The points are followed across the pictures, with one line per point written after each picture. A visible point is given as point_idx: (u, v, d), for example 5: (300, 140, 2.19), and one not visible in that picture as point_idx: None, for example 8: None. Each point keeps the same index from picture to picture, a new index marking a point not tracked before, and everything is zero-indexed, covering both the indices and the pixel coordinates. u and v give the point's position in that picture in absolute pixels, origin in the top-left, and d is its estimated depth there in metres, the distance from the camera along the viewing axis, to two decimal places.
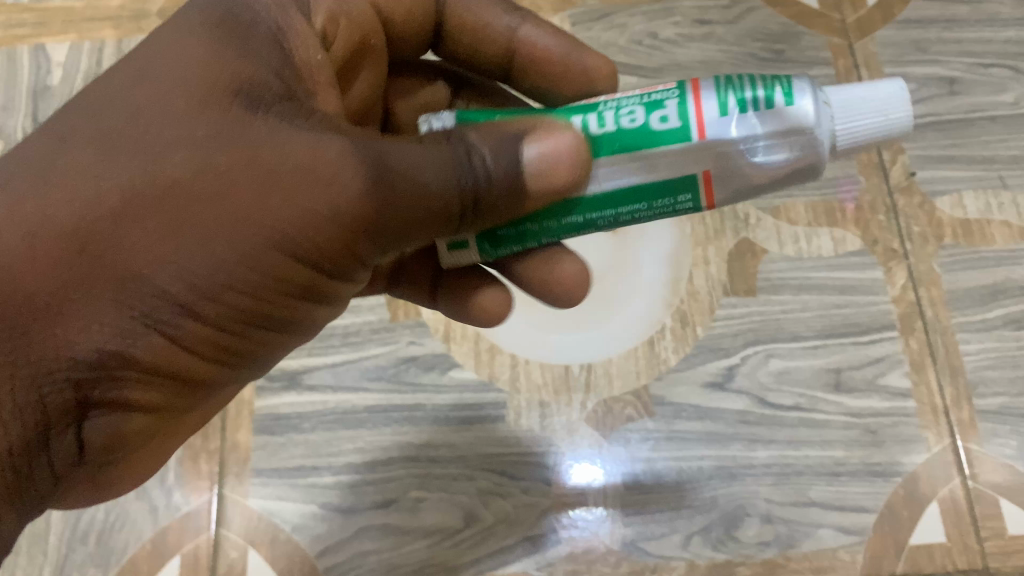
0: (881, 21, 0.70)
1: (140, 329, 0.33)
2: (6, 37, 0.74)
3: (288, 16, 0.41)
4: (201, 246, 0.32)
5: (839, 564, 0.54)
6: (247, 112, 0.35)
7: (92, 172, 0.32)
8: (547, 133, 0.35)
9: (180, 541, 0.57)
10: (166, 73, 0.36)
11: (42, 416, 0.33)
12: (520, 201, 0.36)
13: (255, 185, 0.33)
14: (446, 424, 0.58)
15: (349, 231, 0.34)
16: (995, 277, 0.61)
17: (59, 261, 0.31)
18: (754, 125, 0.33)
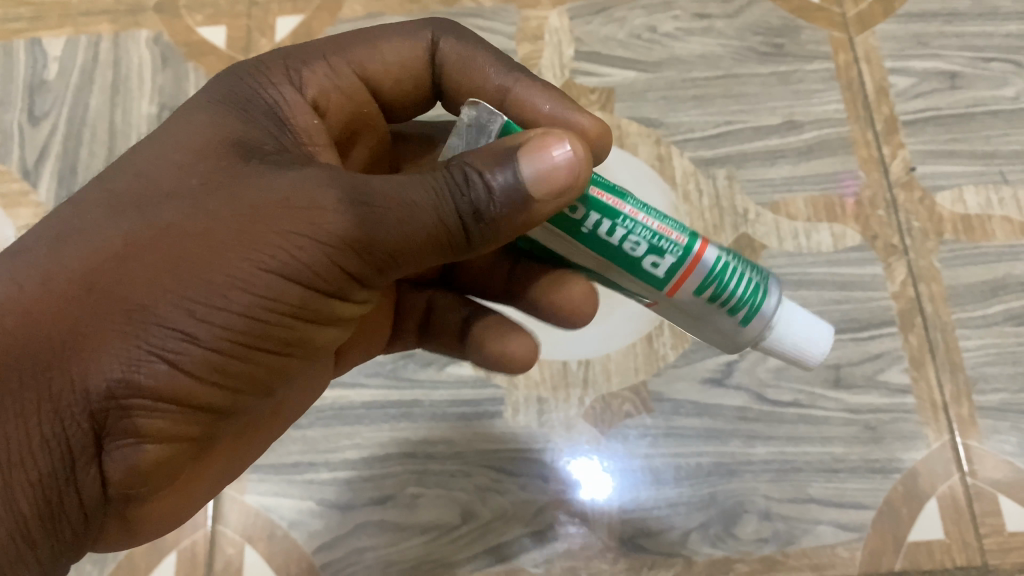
0: (882, 15, 0.70)
1: (143, 355, 0.31)
2: (3, 32, 0.74)
3: (280, 88, 0.41)
4: (199, 276, 0.32)
5: (838, 561, 0.54)
6: (243, 159, 0.35)
7: (99, 225, 0.33)
8: (542, 146, 0.33)
9: (177, 538, 0.56)
10: (174, 138, 0.37)
11: (67, 452, 0.33)
12: (525, 210, 0.33)
13: (246, 214, 0.33)
14: (444, 420, 0.58)
15: (342, 250, 0.33)
16: (996, 273, 0.60)
17: (71, 305, 0.31)
18: (712, 312, 0.38)
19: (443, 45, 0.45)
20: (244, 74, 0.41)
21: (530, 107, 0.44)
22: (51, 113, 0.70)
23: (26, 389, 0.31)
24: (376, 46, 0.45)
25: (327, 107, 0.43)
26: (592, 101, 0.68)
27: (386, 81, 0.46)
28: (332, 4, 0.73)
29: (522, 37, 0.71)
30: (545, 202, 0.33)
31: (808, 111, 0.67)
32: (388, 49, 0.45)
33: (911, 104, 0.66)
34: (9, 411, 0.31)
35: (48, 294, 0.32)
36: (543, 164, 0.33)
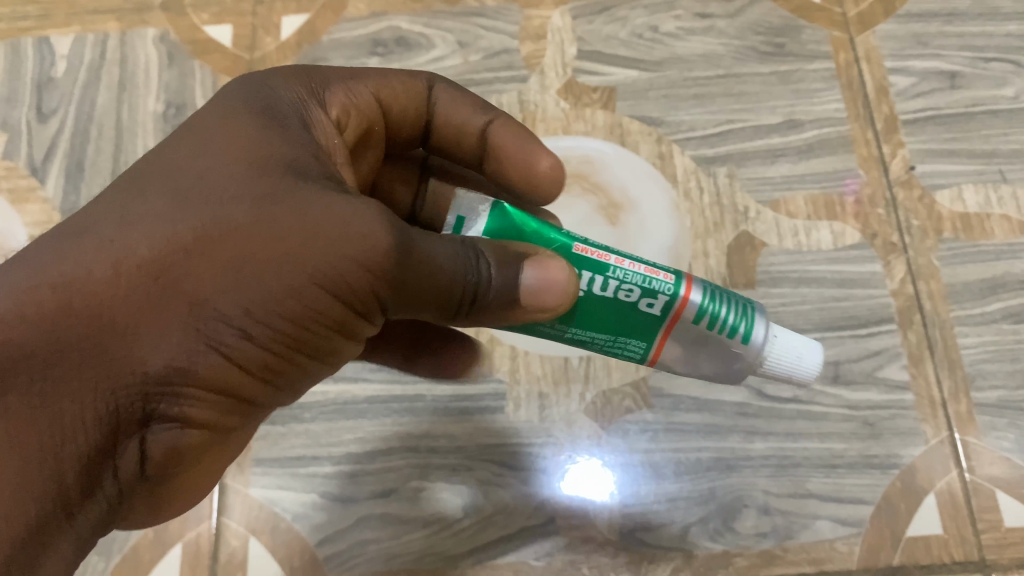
0: (883, 15, 0.70)
1: (202, 348, 0.33)
2: (12, 30, 0.75)
3: (311, 109, 0.43)
4: (257, 281, 0.33)
5: (837, 555, 0.54)
6: (299, 176, 0.36)
7: (159, 216, 0.34)
8: (546, 261, 0.37)
9: (182, 530, 0.57)
10: (227, 140, 0.38)
11: (112, 431, 0.34)
12: (511, 305, 0.38)
13: (303, 229, 0.34)
14: (445, 415, 0.59)
15: (383, 281, 0.35)
16: (995, 270, 0.61)
17: (135, 291, 0.32)
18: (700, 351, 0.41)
19: (440, 92, 0.50)
20: (279, 92, 0.42)
21: (505, 137, 0.49)
22: (59, 110, 0.71)
23: (84, 370, 0.32)
24: (388, 83, 0.48)
25: (345, 124, 0.45)
26: (594, 100, 0.69)
27: (393, 107, 0.48)
28: (337, 3, 0.74)
29: (525, 36, 0.71)
30: (528, 307, 0.38)
31: (809, 110, 0.67)
32: (396, 84, 0.48)
33: (911, 104, 0.67)
34: (65, 390, 0.32)
35: (111, 275, 0.32)
36: (544, 272, 0.36)
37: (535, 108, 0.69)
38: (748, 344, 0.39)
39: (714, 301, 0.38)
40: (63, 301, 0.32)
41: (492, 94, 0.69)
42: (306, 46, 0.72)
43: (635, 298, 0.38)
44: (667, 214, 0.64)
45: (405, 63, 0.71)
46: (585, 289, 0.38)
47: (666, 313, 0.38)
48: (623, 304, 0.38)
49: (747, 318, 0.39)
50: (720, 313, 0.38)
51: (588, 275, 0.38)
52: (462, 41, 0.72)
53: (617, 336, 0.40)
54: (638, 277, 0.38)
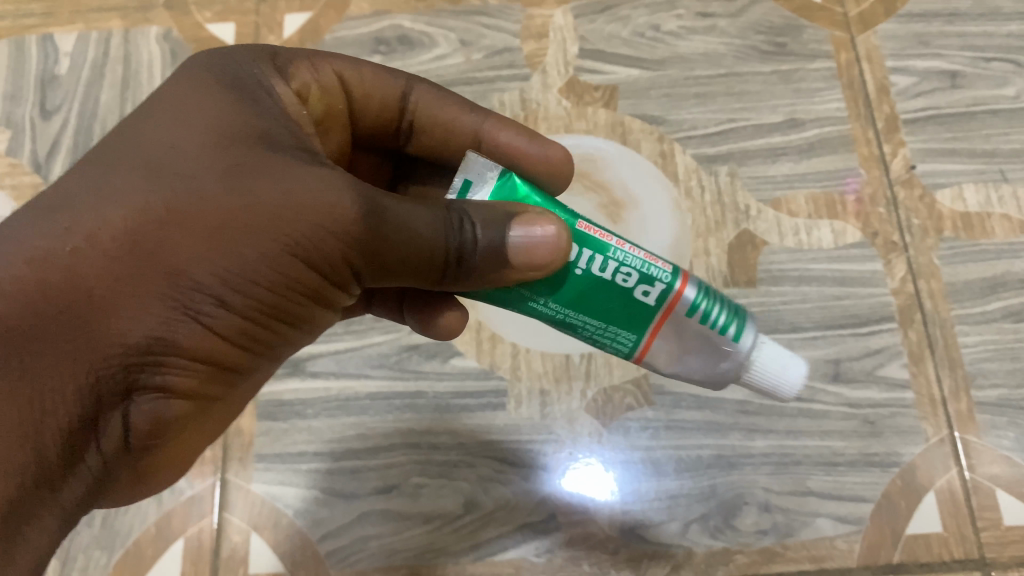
0: (884, 15, 0.70)
1: (180, 317, 0.34)
2: (16, 28, 0.75)
3: (272, 80, 0.42)
4: (232, 250, 0.34)
5: (837, 553, 0.55)
6: (268, 147, 0.37)
7: (132, 189, 0.34)
8: (533, 220, 0.36)
9: (184, 525, 0.57)
10: (195, 112, 0.38)
11: (94, 402, 0.34)
12: (502, 268, 0.37)
13: (275, 199, 0.35)
14: (447, 412, 0.59)
15: (356, 249, 0.36)
16: (995, 269, 0.61)
17: (109, 263, 0.33)
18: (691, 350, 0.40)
19: (419, 89, 0.49)
20: (246, 65, 0.42)
21: (503, 137, 0.49)
22: (62, 108, 0.71)
23: (64, 341, 0.32)
24: (360, 74, 0.48)
25: (308, 96, 0.45)
26: (596, 98, 0.69)
27: (356, 93, 0.48)
28: (339, 2, 0.74)
29: (527, 35, 0.72)
30: (519, 268, 0.37)
31: (810, 110, 0.67)
32: (366, 70, 0.48)
33: (912, 103, 0.67)
34: (46, 360, 0.32)
35: (86, 249, 0.33)
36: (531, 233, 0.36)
37: (537, 106, 0.69)
38: (737, 345, 0.39)
39: (706, 297, 0.38)
40: (39, 276, 0.32)
41: (494, 93, 0.70)
42: (308, 45, 0.73)
43: (632, 283, 0.38)
44: (668, 213, 0.64)
45: (407, 62, 0.71)
46: (583, 267, 0.37)
47: (659, 304, 0.38)
48: (619, 288, 0.38)
49: (738, 319, 0.39)
50: (711, 309, 0.38)
51: (587, 253, 0.37)
52: (464, 40, 0.72)
53: (608, 324, 0.39)
54: (638, 261, 0.37)
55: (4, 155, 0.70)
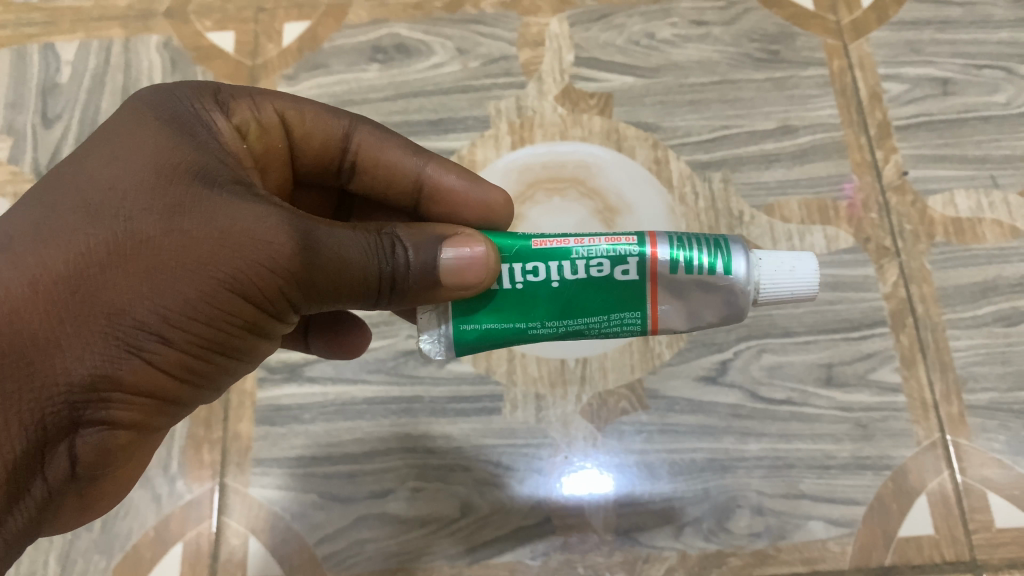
0: (876, 22, 0.71)
1: (123, 354, 0.34)
2: (17, 36, 0.76)
3: (209, 111, 0.43)
4: (171, 288, 0.35)
5: (829, 555, 0.55)
6: (207, 183, 0.37)
7: (71, 232, 0.35)
8: (464, 241, 0.38)
9: (183, 529, 0.58)
10: (134, 149, 0.38)
11: (40, 435, 0.35)
12: (435, 289, 0.38)
13: (211, 237, 0.35)
14: (443, 416, 0.60)
15: (291, 283, 0.36)
16: (986, 274, 0.61)
17: (54, 307, 0.34)
18: (694, 306, 0.39)
19: (361, 131, 0.50)
20: (186, 100, 0.42)
21: (445, 178, 0.50)
22: (63, 116, 0.72)
23: (9, 382, 0.33)
24: (301, 115, 0.48)
25: (248, 133, 0.45)
26: (592, 105, 0.70)
27: (297, 132, 0.48)
28: (337, 10, 0.75)
29: (523, 43, 0.73)
30: (451, 288, 0.38)
31: (803, 116, 0.68)
32: (309, 110, 0.48)
33: (903, 110, 0.68)
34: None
35: (29, 292, 0.33)
36: (463, 254, 0.37)
37: (533, 114, 0.69)
38: (733, 277, 0.38)
39: (682, 247, 0.38)
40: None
41: (490, 101, 0.70)
42: (307, 53, 0.73)
43: (607, 270, 0.38)
44: (661, 218, 0.65)
45: (404, 70, 0.72)
46: (558, 279, 0.39)
47: (644, 274, 0.38)
48: (598, 280, 0.38)
49: (723, 251, 0.38)
50: (691, 254, 0.38)
51: (555, 266, 0.39)
52: (462, 48, 0.73)
53: (610, 313, 0.39)
54: (602, 248, 0.38)
55: (6, 163, 0.70)
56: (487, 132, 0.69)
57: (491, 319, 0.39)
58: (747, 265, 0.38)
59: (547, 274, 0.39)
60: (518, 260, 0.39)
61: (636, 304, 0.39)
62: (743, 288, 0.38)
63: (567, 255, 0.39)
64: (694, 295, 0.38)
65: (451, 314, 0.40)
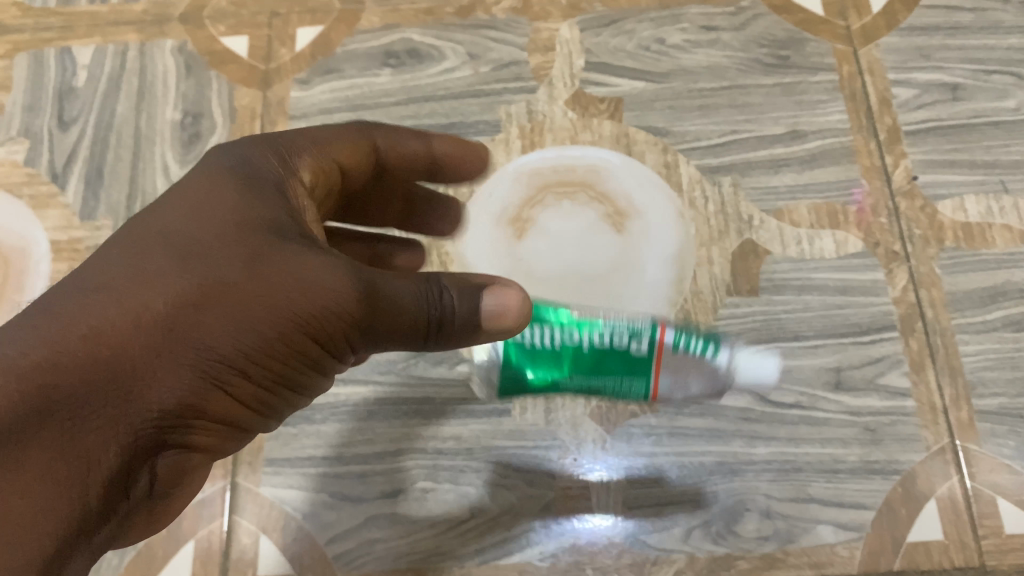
0: (885, 28, 0.71)
1: (208, 387, 0.35)
2: (34, 41, 0.77)
3: (271, 161, 0.43)
4: (252, 328, 0.36)
5: (838, 559, 0.55)
6: (282, 236, 0.38)
7: (163, 273, 0.35)
8: (501, 288, 0.39)
9: (195, 528, 0.58)
10: (217, 200, 0.39)
11: (131, 457, 0.34)
12: (471, 332, 0.39)
13: (287, 282, 0.36)
14: (453, 417, 0.60)
15: (355, 328, 0.37)
16: (995, 279, 0.61)
17: (149, 340, 0.34)
18: (686, 382, 0.46)
19: (370, 133, 0.51)
20: (250, 152, 0.43)
21: (453, 149, 0.54)
22: (79, 119, 0.73)
23: (107, 409, 0.33)
24: (327, 143, 0.47)
25: (314, 182, 0.45)
26: (602, 110, 0.70)
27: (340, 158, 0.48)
28: (350, 15, 0.76)
29: (534, 48, 0.73)
30: (488, 330, 0.40)
31: (812, 121, 0.68)
32: (330, 132, 0.48)
33: (913, 115, 0.68)
34: (91, 425, 0.33)
35: (127, 327, 0.34)
36: (501, 297, 0.39)
37: (543, 118, 0.70)
38: (719, 365, 0.45)
39: (684, 334, 0.45)
40: (84, 349, 0.33)
41: (501, 104, 0.71)
42: (320, 57, 0.74)
43: (626, 342, 0.44)
44: (671, 222, 0.65)
45: (416, 75, 0.73)
46: (586, 345, 0.45)
47: (654, 351, 0.44)
48: (619, 348, 0.44)
49: (714, 342, 0.45)
50: (692, 341, 0.45)
51: (585, 333, 0.45)
52: (473, 53, 0.73)
53: (622, 377, 0.45)
54: (625, 322, 0.44)
55: (23, 166, 0.71)
56: (498, 136, 0.70)
57: (528, 365, 0.47)
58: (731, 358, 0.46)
59: (577, 339, 0.45)
60: (558, 326, 0.45)
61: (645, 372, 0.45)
62: (733, 373, 0.46)
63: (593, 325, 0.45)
64: (691, 376, 0.46)
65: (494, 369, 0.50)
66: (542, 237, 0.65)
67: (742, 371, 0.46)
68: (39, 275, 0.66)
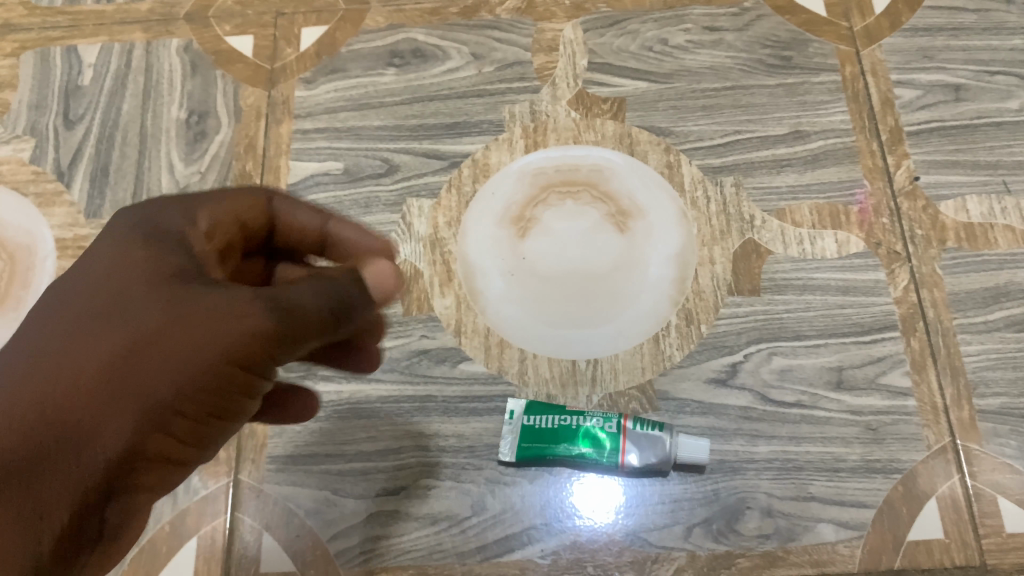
0: (889, 29, 0.72)
1: (146, 430, 0.36)
2: (41, 39, 0.77)
3: (168, 218, 0.42)
4: (179, 369, 0.37)
5: (838, 558, 0.55)
6: (189, 279, 0.39)
7: (93, 332, 0.37)
8: (376, 265, 0.42)
9: (199, 524, 0.59)
10: (131, 252, 0.40)
11: (83, 509, 0.36)
12: (363, 307, 0.41)
13: (203, 320, 0.37)
14: (455, 415, 0.60)
15: (272, 346, 0.38)
16: (998, 280, 0.62)
17: (89, 395, 0.35)
18: (642, 458, 0.57)
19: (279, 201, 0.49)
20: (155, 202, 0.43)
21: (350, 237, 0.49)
22: (85, 117, 0.73)
23: (58, 464, 0.35)
24: (231, 200, 0.46)
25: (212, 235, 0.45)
26: (605, 110, 0.70)
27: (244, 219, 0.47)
28: (355, 15, 0.76)
29: (538, 49, 0.73)
30: (374, 301, 0.41)
31: (815, 122, 0.68)
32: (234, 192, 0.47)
33: (915, 116, 0.68)
34: (42, 481, 0.34)
35: (66, 387, 0.35)
36: (376, 273, 0.41)
37: (546, 118, 0.70)
38: (664, 439, 0.57)
39: (642, 421, 0.58)
40: (27, 414, 0.35)
41: (505, 104, 0.71)
42: (324, 57, 0.75)
43: (601, 424, 0.58)
44: (674, 221, 0.65)
45: (420, 74, 0.73)
46: (574, 427, 0.58)
47: (619, 429, 0.57)
48: (597, 430, 0.58)
49: (661, 425, 0.58)
50: (646, 421, 0.58)
51: (576, 417, 0.58)
52: (477, 53, 0.74)
53: (598, 453, 0.57)
54: (599, 412, 0.59)
55: (28, 164, 0.72)
56: (502, 135, 0.70)
57: (533, 438, 0.58)
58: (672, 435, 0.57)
59: (569, 421, 0.58)
60: (558, 413, 0.59)
61: (614, 447, 0.57)
62: (674, 447, 0.57)
63: (589, 423, 0.58)
64: (642, 447, 0.57)
65: (515, 439, 0.58)
66: (544, 235, 0.65)
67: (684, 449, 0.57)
68: (44, 272, 0.67)
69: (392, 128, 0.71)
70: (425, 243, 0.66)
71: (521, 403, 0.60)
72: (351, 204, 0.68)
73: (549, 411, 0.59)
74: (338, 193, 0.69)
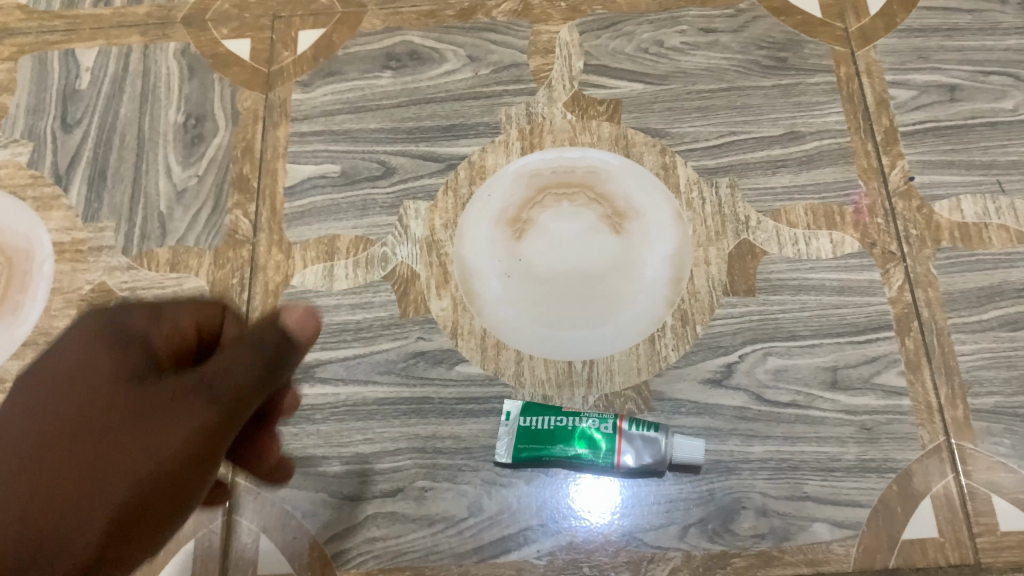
0: (884, 30, 0.72)
1: (108, 537, 0.36)
2: (38, 43, 0.78)
3: (122, 321, 0.42)
4: (136, 474, 0.37)
5: (833, 557, 0.55)
6: (141, 378, 0.39)
7: (51, 446, 0.37)
8: (289, 310, 0.42)
9: (197, 526, 0.59)
10: (86, 356, 0.40)
11: None
12: (285, 352, 0.42)
13: (157, 423, 0.38)
14: (451, 416, 0.61)
15: (219, 430, 0.39)
16: (992, 279, 0.62)
17: (49, 511, 0.35)
18: (637, 458, 0.57)
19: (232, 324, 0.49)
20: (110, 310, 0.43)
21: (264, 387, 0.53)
22: (83, 121, 0.74)
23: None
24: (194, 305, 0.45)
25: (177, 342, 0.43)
26: (601, 112, 0.71)
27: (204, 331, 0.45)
28: (352, 18, 0.77)
29: (534, 51, 0.74)
30: (300, 343, 0.43)
31: (810, 123, 0.69)
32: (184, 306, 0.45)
33: (910, 116, 0.68)
34: None
35: (42, 520, 0.35)
36: (291, 316, 0.42)
37: (542, 120, 0.70)
38: (658, 440, 0.57)
39: (638, 421, 0.58)
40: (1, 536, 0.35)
41: (501, 107, 0.72)
42: (322, 60, 0.75)
43: (596, 425, 0.58)
44: (670, 222, 0.66)
45: (416, 77, 0.74)
46: (569, 428, 0.58)
47: (614, 430, 0.58)
48: (592, 431, 0.58)
49: (657, 426, 0.58)
50: (641, 422, 0.58)
51: (571, 419, 0.59)
52: (473, 55, 0.74)
53: (593, 453, 0.58)
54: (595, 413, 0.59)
55: (26, 167, 0.72)
56: (498, 137, 0.70)
57: (529, 439, 0.58)
58: (667, 435, 0.57)
59: (564, 422, 0.58)
60: (554, 414, 0.59)
61: (609, 447, 0.57)
62: (669, 447, 0.57)
63: (585, 424, 0.58)
64: (637, 447, 0.57)
65: (512, 440, 0.59)
66: (540, 237, 0.66)
67: (679, 449, 0.57)
68: (41, 276, 0.67)
69: (389, 131, 0.72)
70: (422, 245, 0.66)
71: (517, 405, 0.60)
72: (348, 207, 0.69)
73: (546, 412, 0.59)
74: (335, 196, 0.69)
